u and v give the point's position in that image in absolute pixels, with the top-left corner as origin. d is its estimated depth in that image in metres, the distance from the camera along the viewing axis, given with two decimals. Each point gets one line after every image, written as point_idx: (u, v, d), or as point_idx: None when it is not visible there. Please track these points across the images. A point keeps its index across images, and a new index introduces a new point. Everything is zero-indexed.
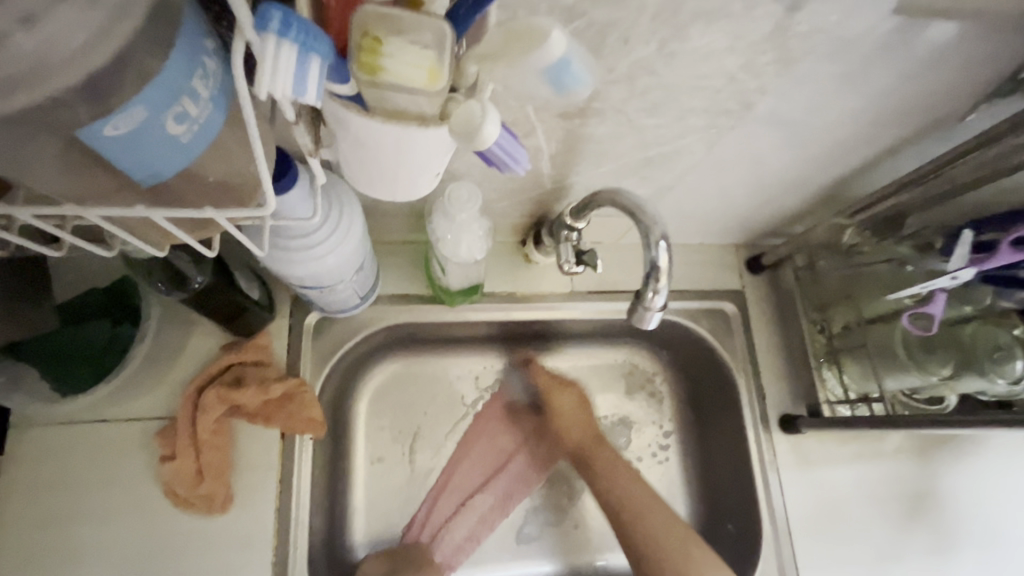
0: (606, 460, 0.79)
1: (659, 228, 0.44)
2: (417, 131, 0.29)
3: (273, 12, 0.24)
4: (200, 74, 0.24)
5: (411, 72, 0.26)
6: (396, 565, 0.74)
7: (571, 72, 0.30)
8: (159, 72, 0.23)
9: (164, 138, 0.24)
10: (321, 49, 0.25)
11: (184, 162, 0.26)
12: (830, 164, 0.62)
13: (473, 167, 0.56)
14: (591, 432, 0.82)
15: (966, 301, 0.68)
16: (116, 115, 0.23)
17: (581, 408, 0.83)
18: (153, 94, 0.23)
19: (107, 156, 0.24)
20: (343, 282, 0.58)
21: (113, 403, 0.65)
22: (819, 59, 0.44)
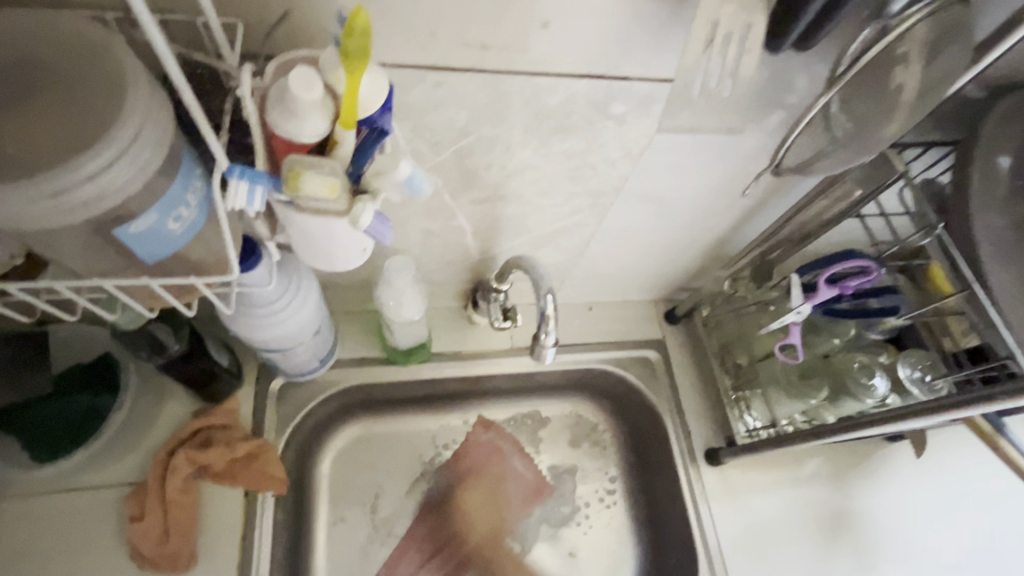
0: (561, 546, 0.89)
1: (547, 282, 0.56)
2: (335, 220, 0.40)
3: (234, 170, 0.36)
4: (192, 190, 0.36)
5: (318, 189, 0.36)
6: None
7: (418, 184, 0.41)
8: (167, 191, 0.35)
9: (165, 233, 0.36)
10: (264, 179, 0.37)
11: (177, 246, 0.37)
12: (702, 228, 0.77)
13: (412, 243, 0.69)
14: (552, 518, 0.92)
15: (836, 334, 0.81)
16: (136, 221, 0.34)
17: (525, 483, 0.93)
18: (163, 206, 0.35)
19: (128, 245, 0.35)
20: (302, 345, 0.68)
21: (89, 469, 0.71)
22: (659, 154, 0.60)
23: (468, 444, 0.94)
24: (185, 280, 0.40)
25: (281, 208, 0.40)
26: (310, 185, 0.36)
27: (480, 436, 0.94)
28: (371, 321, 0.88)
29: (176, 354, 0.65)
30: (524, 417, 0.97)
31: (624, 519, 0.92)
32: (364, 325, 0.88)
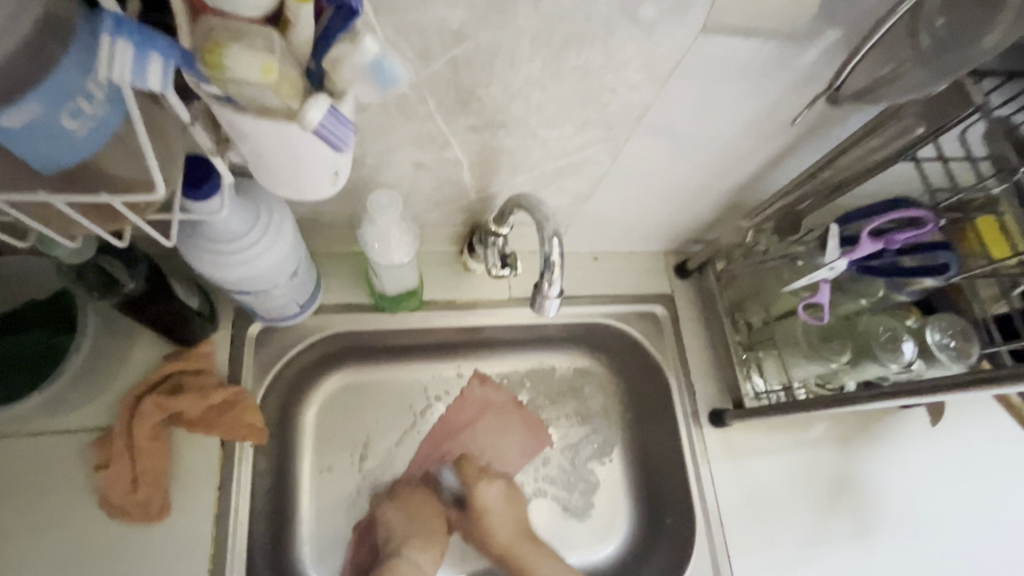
0: (535, 568, 0.77)
1: (553, 224, 0.48)
2: (289, 126, 0.33)
3: (107, 21, 0.28)
4: (95, 78, 0.29)
5: (247, 69, 0.30)
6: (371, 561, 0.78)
7: (387, 71, 0.32)
8: (53, 75, 0.28)
9: (59, 129, 0.29)
10: (158, 46, 0.29)
11: (85, 152, 0.31)
12: (727, 171, 0.69)
13: (399, 177, 0.61)
14: (523, 530, 0.79)
15: (862, 295, 0.75)
16: (10, 110, 0.28)
17: (512, 514, 0.80)
18: (46, 93, 0.28)
19: (14, 143, 0.29)
20: (276, 287, 0.62)
21: (50, 413, 0.66)
22: (691, 76, 0.51)
23: (462, 398, 0.89)
24: (98, 199, 0.32)
25: (224, 115, 0.33)
26: (237, 64, 0.30)
27: (474, 390, 0.89)
28: (358, 264, 0.81)
29: (134, 292, 0.58)
30: (520, 376, 0.91)
31: (620, 476, 0.89)
32: (350, 269, 0.81)
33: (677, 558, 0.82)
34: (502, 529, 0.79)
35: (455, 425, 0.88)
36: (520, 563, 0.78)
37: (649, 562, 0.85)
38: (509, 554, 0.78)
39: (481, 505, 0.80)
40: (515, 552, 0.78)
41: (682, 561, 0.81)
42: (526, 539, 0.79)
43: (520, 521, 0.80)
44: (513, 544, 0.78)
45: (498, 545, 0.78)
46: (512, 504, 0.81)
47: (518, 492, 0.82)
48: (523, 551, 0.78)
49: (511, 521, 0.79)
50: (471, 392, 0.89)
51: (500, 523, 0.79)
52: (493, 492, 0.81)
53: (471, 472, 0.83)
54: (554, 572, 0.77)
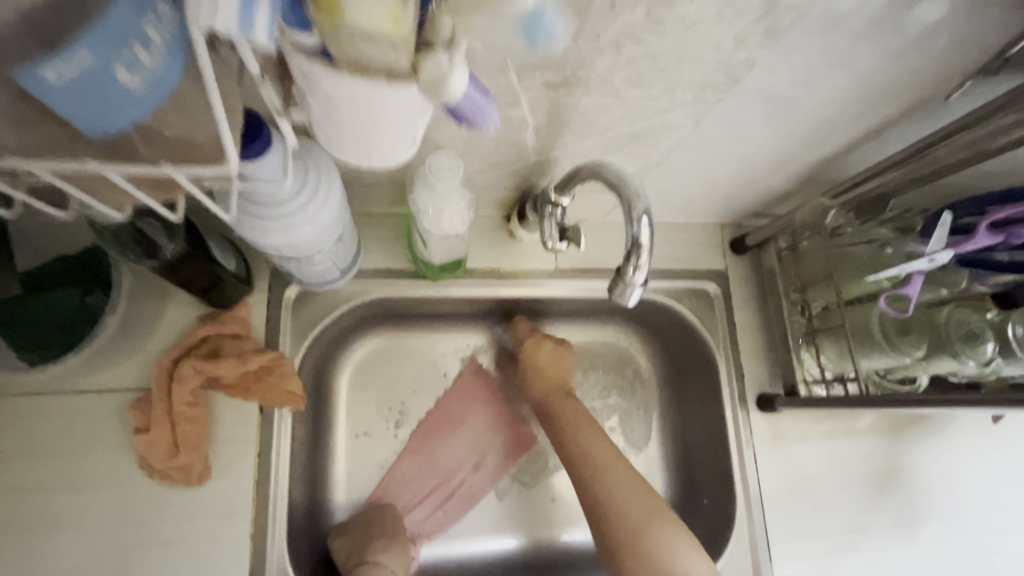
0: (570, 416, 0.75)
1: (642, 202, 0.44)
2: (389, 88, 0.28)
3: None
4: (153, 22, 0.24)
5: (375, 17, 0.25)
6: (366, 529, 0.74)
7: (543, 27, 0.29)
8: (102, 17, 0.23)
9: (113, 87, 0.24)
10: None
11: (138, 114, 0.26)
12: (813, 140, 0.62)
13: (456, 137, 0.55)
14: (564, 386, 0.79)
15: (943, 285, 0.70)
16: (57, 60, 0.22)
17: (555, 362, 0.79)
18: (98, 38, 0.23)
19: (51, 102, 0.25)
20: (321, 253, 0.57)
21: (85, 373, 0.64)
22: (807, 32, 0.45)
23: (455, 388, 0.85)
24: (160, 170, 0.30)
25: (299, 67, 0.28)
26: (363, 8, 0.24)
27: (466, 378, 0.85)
28: (398, 227, 0.77)
29: (173, 255, 0.54)
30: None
31: (656, 451, 0.87)
32: (389, 231, 0.76)
33: (713, 540, 0.81)
34: (548, 380, 0.79)
35: (429, 434, 0.83)
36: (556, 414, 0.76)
37: None
38: (545, 403, 0.78)
39: (531, 353, 0.79)
40: (554, 402, 0.77)
41: (720, 542, 0.80)
42: (563, 392, 0.78)
43: (561, 378, 0.80)
44: (551, 394, 0.78)
45: (539, 393, 0.78)
46: (563, 361, 0.79)
47: (572, 352, 0.80)
48: (562, 401, 0.76)
49: (555, 377, 0.79)
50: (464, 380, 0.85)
51: (547, 371, 0.79)
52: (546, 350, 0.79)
53: (432, 423, 0.83)
54: (599, 434, 0.72)
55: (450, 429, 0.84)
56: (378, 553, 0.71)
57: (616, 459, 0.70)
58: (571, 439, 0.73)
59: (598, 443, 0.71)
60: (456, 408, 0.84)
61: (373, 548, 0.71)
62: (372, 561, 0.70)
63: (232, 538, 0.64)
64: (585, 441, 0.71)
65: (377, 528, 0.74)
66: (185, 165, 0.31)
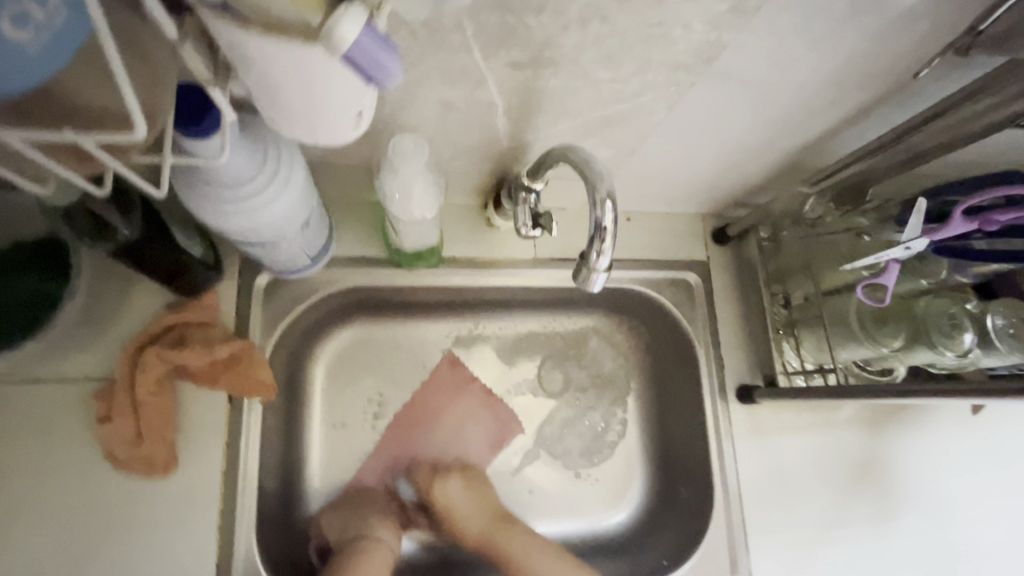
0: (510, 548, 0.74)
1: (607, 186, 0.43)
2: (304, 48, 0.26)
3: None
4: None
5: None
6: (352, 512, 0.74)
7: None
8: None
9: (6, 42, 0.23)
10: None
11: (36, 77, 0.25)
12: (792, 125, 0.61)
13: (424, 119, 0.54)
14: (495, 511, 0.77)
15: (922, 275, 0.69)
16: None
17: (467, 498, 0.77)
18: None
19: None
20: (286, 239, 0.56)
21: (47, 360, 0.62)
22: (780, 11, 0.43)
23: (430, 382, 0.83)
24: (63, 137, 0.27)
25: (221, 31, 0.26)
26: None
27: (443, 372, 0.84)
28: (372, 215, 0.75)
29: (129, 238, 0.52)
30: (521, 336, 0.86)
31: (636, 446, 0.86)
32: (363, 218, 0.75)
33: (690, 533, 0.80)
34: (473, 521, 0.76)
35: (407, 427, 0.82)
36: (497, 546, 0.75)
37: (661, 533, 0.83)
38: (483, 539, 0.75)
39: (443, 502, 0.77)
40: (494, 535, 0.75)
41: (697, 535, 0.79)
42: (501, 519, 0.76)
43: (488, 506, 0.77)
44: (486, 529, 0.75)
45: (474, 536, 0.76)
46: (475, 492, 0.78)
47: (478, 478, 0.79)
48: (496, 532, 0.75)
49: (482, 508, 0.77)
50: (441, 374, 0.83)
51: (468, 512, 0.76)
52: (455, 485, 0.78)
53: (409, 416, 0.82)
54: (554, 557, 0.73)
55: (430, 421, 0.83)
56: (374, 527, 0.73)
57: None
58: (523, 574, 0.73)
59: (554, 571, 0.72)
60: (435, 401, 0.83)
61: (371, 524, 0.73)
62: (368, 535, 0.72)
63: (200, 529, 0.63)
64: (522, 565, 0.73)
65: (373, 505, 0.76)
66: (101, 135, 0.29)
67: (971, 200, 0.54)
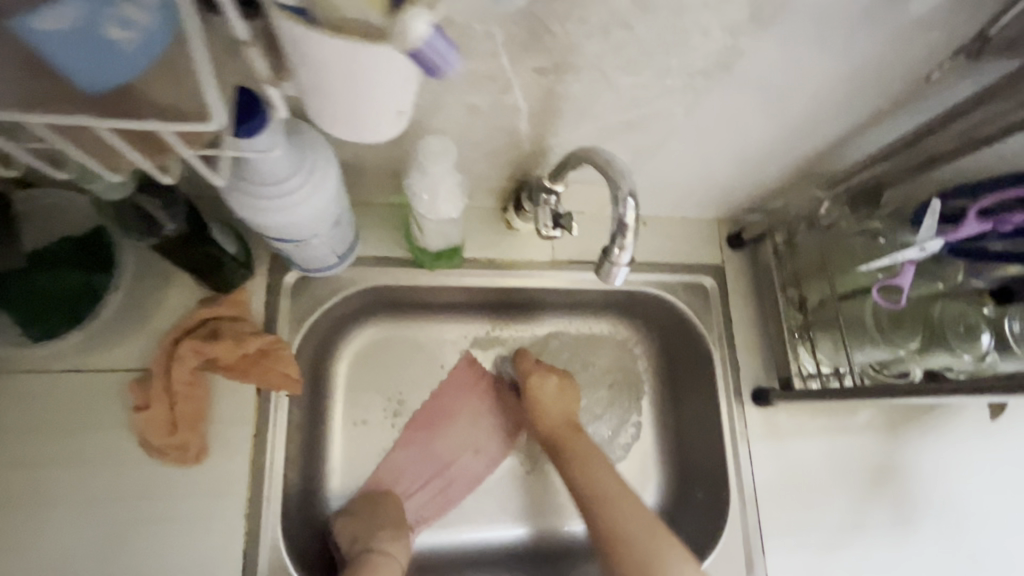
0: (583, 449, 0.76)
1: (629, 184, 0.45)
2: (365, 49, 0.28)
3: None
4: None
5: None
6: (366, 517, 0.75)
7: None
8: None
9: (103, 40, 0.26)
10: None
11: (126, 71, 0.28)
12: (807, 131, 0.63)
13: (451, 122, 0.56)
14: (571, 420, 0.79)
15: (937, 277, 0.71)
16: (49, 10, 0.24)
17: (557, 395, 0.79)
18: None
19: (49, 56, 0.26)
20: (318, 237, 0.59)
21: (88, 351, 0.65)
22: (795, 19, 0.45)
23: (446, 383, 0.85)
24: (146, 126, 0.30)
25: (286, 32, 0.29)
26: None
27: (460, 372, 0.86)
28: (396, 216, 0.78)
29: (172, 233, 0.55)
30: (538, 337, 0.88)
31: (650, 448, 0.87)
32: (388, 220, 0.77)
33: (706, 534, 0.80)
34: (556, 414, 0.78)
35: (422, 427, 0.83)
36: (568, 448, 0.76)
37: (676, 534, 0.84)
38: (555, 438, 0.78)
39: (534, 390, 0.79)
40: (564, 439, 0.77)
41: (713, 537, 0.79)
42: (575, 429, 0.78)
43: (569, 411, 0.80)
44: (561, 426, 0.78)
45: (545, 427, 0.78)
46: (567, 394, 0.80)
47: (570, 383, 0.81)
48: (573, 437, 0.77)
49: (562, 408, 0.79)
50: (457, 374, 0.85)
51: (547, 408, 0.79)
52: (546, 383, 0.79)
53: (425, 417, 0.83)
54: (604, 459, 0.75)
55: (444, 421, 0.84)
56: (380, 541, 0.72)
57: (615, 487, 0.72)
58: (578, 477, 0.74)
59: (600, 474, 0.73)
60: (451, 401, 0.85)
61: (377, 538, 0.72)
62: (374, 549, 0.71)
63: (227, 517, 0.65)
64: (591, 471, 0.74)
65: (382, 516, 0.76)
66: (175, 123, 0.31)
67: (983, 200, 0.56)
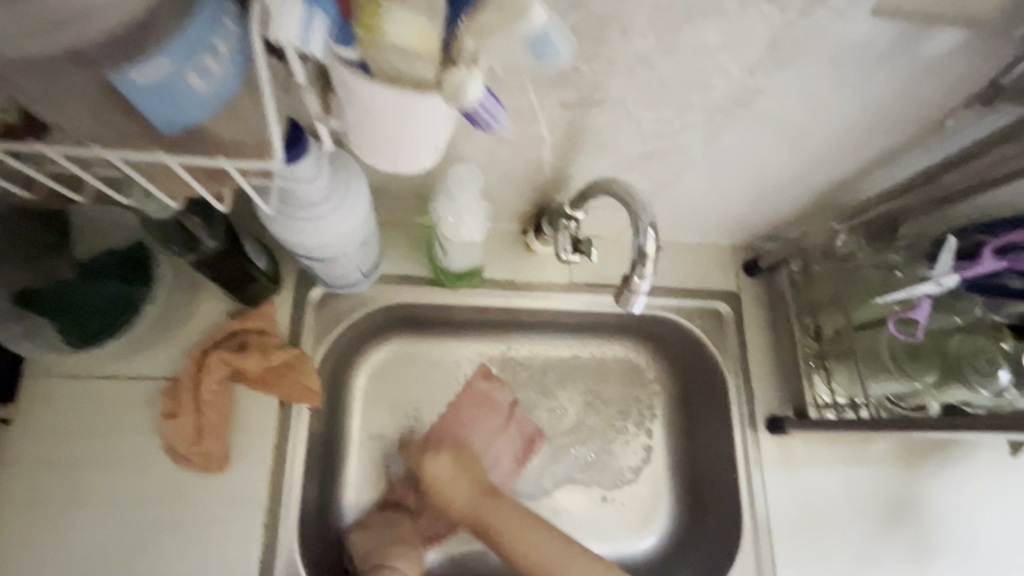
0: (501, 519, 0.76)
1: (649, 216, 0.47)
2: (416, 97, 0.31)
3: None
4: (222, 36, 0.28)
5: (405, 35, 0.29)
6: (381, 531, 0.76)
7: (550, 47, 0.32)
8: (181, 30, 0.27)
9: (184, 90, 0.28)
10: (325, 4, 0.28)
11: (203, 116, 0.30)
12: (822, 164, 0.64)
13: (478, 150, 0.59)
14: (483, 488, 0.80)
15: (955, 312, 0.69)
16: (141, 66, 0.27)
17: (455, 471, 0.81)
18: (177, 48, 0.27)
19: (136, 103, 0.29)
20: (346, 255, 0.61)
21: (123, 360, 0.68)
22: (814, 60, 0.47)
23: (464, 395, 0.86)
24: (213, 161, 0.33)
25: (342, 76, 0.31)
26: (397, 30, 0.29)
27: (476, 386, 0.87)
28: (419, 237, 0.80)
29: (211, 251, 0.58)
30: (552, 359, 0.89)
31: (663, 473, 0.87)
32: (411, 239, 0.80)
33: (718, 563, 0.80)
34: (456, 494, 0.79)
35: (437, 443, 0.84)
36: (482, 518, 0.77)
37: (687, 561, 0.83)
38: (467, 514, 0.78)
39: (430, 476, 0.80)
40: (482, 514, 0.77)
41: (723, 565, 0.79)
42: (478, 497, 0.79)
43: (473, 480, 0.81)
44: (467, 505, 0.79)
45: (455, 509, 0.79)
46: (463, 468, 0.81)
47: (462, 452, 0.83)
48: (478, 504, 0.78)
49: (466, 485, 0.80)
50: (474, 387, 0.87)
51: (454, 487, 0.80)
52: (444, 466, 0.80)
53: (438, 437, 0.85)
54: (525, 525, 0.76)
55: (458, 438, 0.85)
56: (392, 558, 0.73)
57: (549, 538, 0.74)
58: (513, 541, 0.75)
59: (535, 540, 0.74)
60: (466, 415, 0.86)
61: (389, 556, 0.73)
62: (386, 565, 0.72)
63: (247, 527, 0.66)
64: (519, 539, 0.74)
65: (393, 532, 0.76)
66: (239, 159, 0.34)
67: (1001, 240, 0.58)
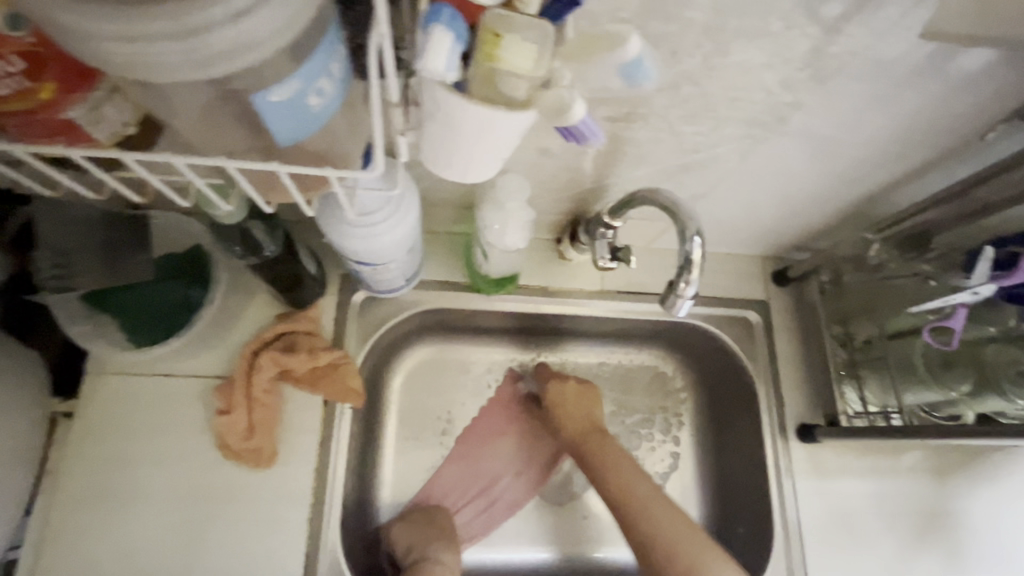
0: (608, 451, 0.78)
1: (695, 225, 0.49)
2: (503, 115, 0.34)
3: (445, 10, 0.31)
4: (336, 58, 0.32)
5: (521, 62, 0.32)
6: (420, 525, 0.78)
7: (638, 69, 0.37)
8: (312, 54, 0.30)
9: (307, 107, 0.32)
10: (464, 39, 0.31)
11: (314, 129, 0.34)
12: (856, 176, 0.66)
13: (522, 162, 0.62)
14: (592, 423, 0.82)
15: (989, 323, 0.71)
16: (280, 87, 0.30)
17: (577, 398, 0.83)
18: (308, 71, 0.30)
19: (265, 120, 0.32)
20: (395, 261, 0.64)
21: (179, 358, 0.72)
22: (854, 76, 0.49)
23: (497, 398, 0.89)
24: (322, 171, 0.36)
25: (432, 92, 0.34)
26: (513, 57, 0.32)
27: (507, 389, 0.89)
28: (457, 244, 0.83)
29: (271, 255, 0.62)
30: (583, 365, 0.91)
31: (692, 479, 0.89)
32: (449, 247, 0.83)
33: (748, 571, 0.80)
34: (572, 422, 0.81)
35: (472, 442, 0.87)
36: (592, 450, 0.79)
37: None
38: (579, 439, 0.81)
39: (554, 396, 0.83)
40: (586, 440, 0.80)
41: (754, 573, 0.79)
42: (595, 431, 0.81)
43: (589, 414, 0.83)
44: (583, 433, 0.81)
45: (569, 435, 0.81)
46: (583, 400, 0.83)
47: (591, 390, 0.84)
48: (593, 439, 0.80)
49: (581, 418, 0.82)
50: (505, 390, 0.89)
51: (574, 412, 0.82)
52: (565, 389, 0.83)
53: (472, 436, 0.87)
54: (630, 463, 0.77)
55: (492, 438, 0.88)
56: (434, 551, 0.75)
57: (649, 490, 0.74)
58: (608, 475, 0.76)
59: (628, 472, 0.76)
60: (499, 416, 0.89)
61: (432, 546, 0.76)
62: (429, 557, 0.74)
63: (293, 522, 0.69)
64: (621, 469, 0.76)
65: (436, 525, 0.79)
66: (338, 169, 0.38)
67: None
